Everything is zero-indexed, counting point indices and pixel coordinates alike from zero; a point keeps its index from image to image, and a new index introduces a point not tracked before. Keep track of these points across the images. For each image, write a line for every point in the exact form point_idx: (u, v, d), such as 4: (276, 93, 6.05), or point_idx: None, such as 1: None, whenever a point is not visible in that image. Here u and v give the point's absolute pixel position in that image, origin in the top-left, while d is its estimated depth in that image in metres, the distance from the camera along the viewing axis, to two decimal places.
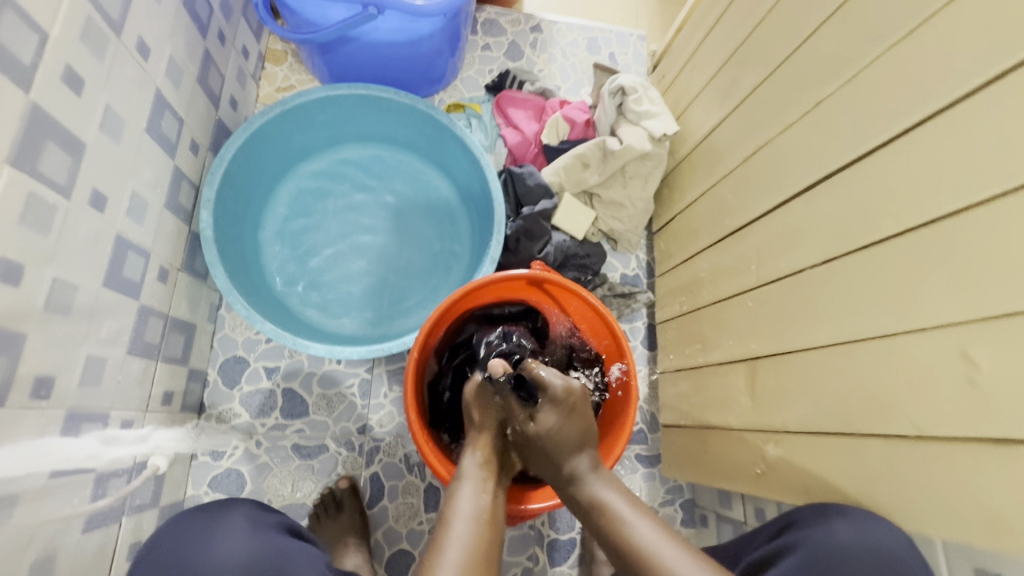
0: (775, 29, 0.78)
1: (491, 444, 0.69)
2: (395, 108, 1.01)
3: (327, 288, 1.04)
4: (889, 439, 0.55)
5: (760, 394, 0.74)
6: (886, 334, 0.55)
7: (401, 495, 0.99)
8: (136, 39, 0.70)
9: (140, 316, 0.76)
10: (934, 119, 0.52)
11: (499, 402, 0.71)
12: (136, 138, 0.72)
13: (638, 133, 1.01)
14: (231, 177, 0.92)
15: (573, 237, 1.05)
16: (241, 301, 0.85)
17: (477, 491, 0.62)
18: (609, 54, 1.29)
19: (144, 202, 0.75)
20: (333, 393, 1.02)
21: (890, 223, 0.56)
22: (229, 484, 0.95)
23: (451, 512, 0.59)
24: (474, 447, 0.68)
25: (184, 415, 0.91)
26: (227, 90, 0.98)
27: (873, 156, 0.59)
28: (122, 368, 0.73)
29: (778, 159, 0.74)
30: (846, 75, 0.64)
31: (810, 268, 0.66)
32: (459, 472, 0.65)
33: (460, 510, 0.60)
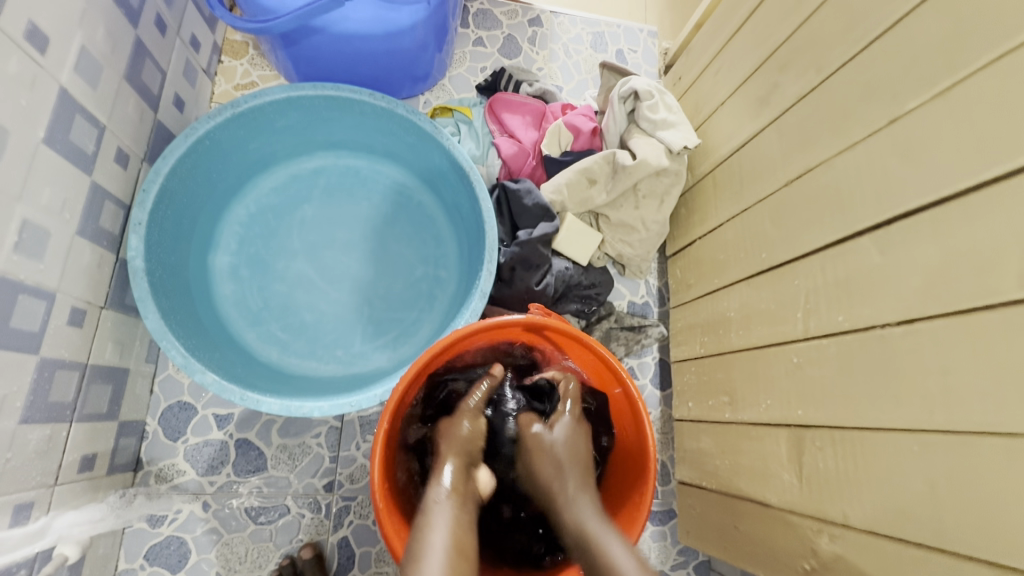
0: (828, 27, 0.64)
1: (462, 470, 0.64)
2: (371, 112, 0.86)
3: (290, 322, 0.90)
4: (1002, 570, 0.41)
5: (810, 472, 0.61)
6: (1001, 433, 0.42)
7: (374, 564, 0.85)
8: (25, 25, 0.55)
9: (41, 373, 0.61)
10: None
11: (474, 431, 0.68)
12: (28, 152, 0.57)
13: (653, 145, 0.87)
14: (170, 195, 0.77)
15: (577, 263, 0.91)
16: (177, 347, 0.71)
17: (453, 518, 0.58)
18: (617, 52, 1.15)
19: (44, 231, 0.60)
20: (296, 445, 0.87)
21: (1007, 285, 0.42)
22: (170, 556, 0.80)
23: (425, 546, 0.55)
24: (440, 475, 0.63)
25: (112, 478, 0.76)
26: (170, 88, 0.83)
27: (979, 194, 0.45)
28: (13, 442, 0.58)
29: (835, 186, 0.60)
30: (935, 86, 0.50)
31: (884, 328, 0.53)
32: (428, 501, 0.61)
33: (434, 542, 0.55)
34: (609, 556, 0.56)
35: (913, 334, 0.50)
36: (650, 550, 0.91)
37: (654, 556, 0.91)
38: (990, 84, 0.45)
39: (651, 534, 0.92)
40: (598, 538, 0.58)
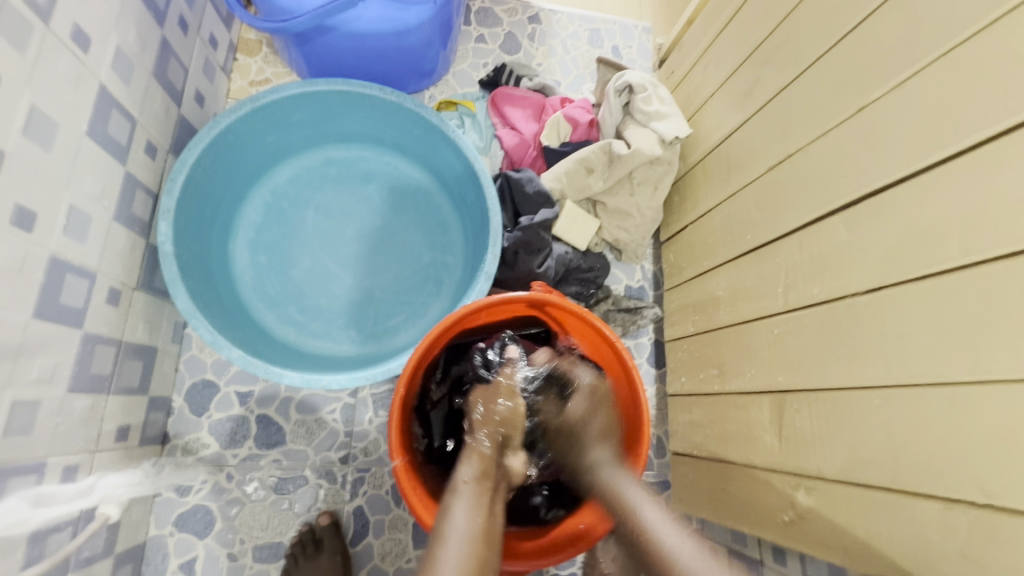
0: (806, 23, 0.69)
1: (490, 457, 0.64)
2: (380, 106, 0.91)
3: (306, 305, 0.95)
4: (950, 502, 0.47)
5: (790, 432, 0.66)
6: (950, 382, 0.47)
7: (387, 531, 0.90)
8: (71, 26, 0.60)
9: (84, 346, 0.66)
10: (1014, 133, 0.44)
11: (509, 413, 0.69)
12: (74, 142, 0.62)
13: (647, 135, 0.93)
14: (195, 184, 0.82)
15: (576, 248, 0.96)
16: (206, 325, 0.76)
17: (476, 503, 0.58)
18: (613, 48, 1.20)
19: (86, 216, 0.65)
20: (312, 420, 0.92)
21: (956, 252, 0.48)
22: (196, 523, 0.85)
23: (445, 528, 0.55)
24: (468, 458, 0.64)
25: (144, 449, 0.82)
26: (192, 84, 0.88)
27: (933, 173, 0.51)
28: (61, 408, 0.63)
29: (812, 170, 0.66)
30: (897, 77, 0.55)
31: (854, 297, 0.59)
32: (452, 488, 0.60)
33: (457, 526, 0.55)
34: (628, 502, 0.61)
35: (878, 300, 0.55)
36: None
37: None
38: (943, 74, 0.51)
39: None
40: (642, 511, 0.59)
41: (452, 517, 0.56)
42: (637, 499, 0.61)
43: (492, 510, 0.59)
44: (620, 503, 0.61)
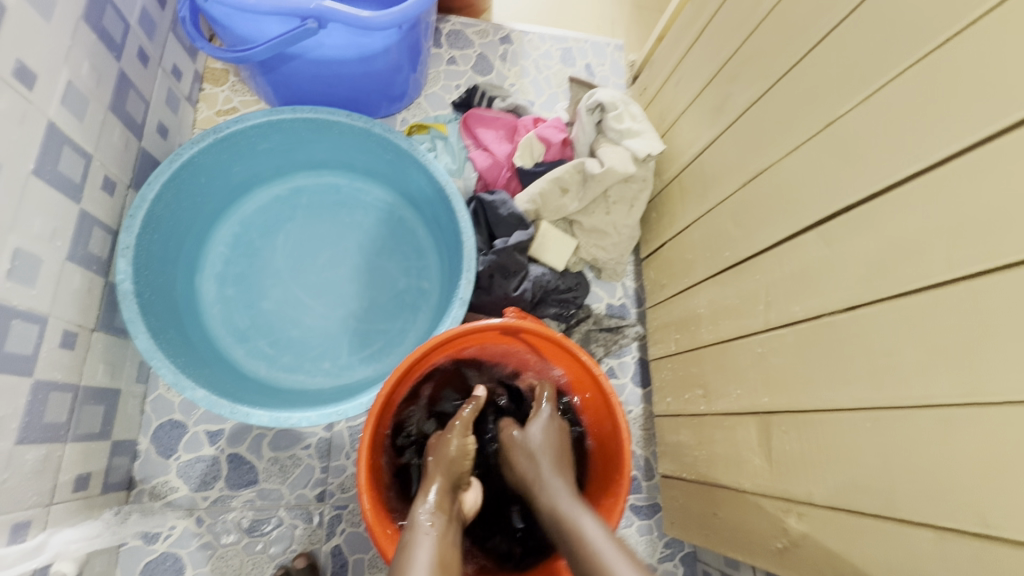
0: (769, 40, 0.69)
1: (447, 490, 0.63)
2: (349, 133, 0.90)
3: (278, 337, 0.92)
4: (940, 531, 0.45)
5: (777, 456, 0.64)
6: (932, 404, 0.46)
7: (367, 570, 0.87)
8: (13, 65, 0.58)
9: (34, 395, 0.63)
10: (978, 149, 0.43)
11: (463, 449, 0.67)
12: (18, 183, 0.59)
13: (619, 153, 0.92)
14: (156, 218, 0.79)
15: (554, 268, 0.95)
16: (167, 364, 0.73)
17: (439, 538, 0.56)
18: (586, 66, 1.20)
19: (35, 258, 0.63)
20: (287, 456, 0.89)
21: (930, 270, 0.47)
22: (165, 571, 0.81)
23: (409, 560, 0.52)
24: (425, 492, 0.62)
25: (106, 497, 0.78)
26: (154, 116, 0.86)
27: (904, 188, 0.50)
28: (9, 462, 0.60)
29: (784, 186, 0.65)
30: (860, 94, 0.55)
31: (833, 315, 0.57)
32: (412, 525, 0.57)
33: (421, 559, 0.52)
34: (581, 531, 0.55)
35: (858, 319, 0.54)
36: (636, 543, 0.94)
37: (641, 549, 0.94)
38: (908, 89, 0.50)
39: (637, 528, 0.95)
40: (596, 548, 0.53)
41: (414, 555, 0.53)
42: (594, 530, 0.55)
43: (454, 546, 0.56)
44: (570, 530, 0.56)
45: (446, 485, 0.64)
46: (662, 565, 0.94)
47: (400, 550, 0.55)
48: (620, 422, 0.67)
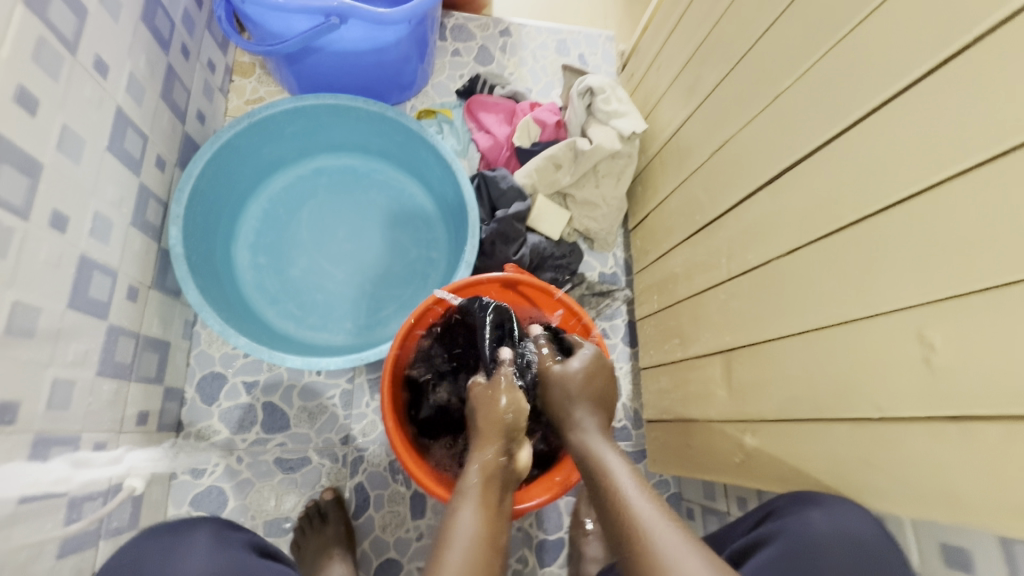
0: (731, 27, 0.79)
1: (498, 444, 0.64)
2: (366, 117, 1.01)
3: (305, 300, 1.04)
4: (854, 422, 0.56)
5: (736, 385, 0.75)
6: (846, 321, 0.56)
7: (387, 504, 0.98)
8: (93, 57, 0.69)
9: (109, 336, 0.75)
10: (892, 103, 0.53)
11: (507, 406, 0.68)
12: (97, 157, 0.71)
13: (607, 132, 1.02)
14: (200, 193, 0.91)
15: (549, 237, 1.05)
16: (214, 317, 0.85)
17: (484, 501, 0.58)
18: (578, 56, 1.31)
19: (108, 220, 0.74)
20: (314, 405, 1.00)
21: (847, 211, 0.57)
22: (211, 502, 0.93)
23: (451, 533, 0.54)
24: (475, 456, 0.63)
25: (160, 435, 0.90)
26: (194, 104, 0.98)
27: (829, 147, 0.60)
28: (92, 390, 0.71)
29: (742, 153, 0.75)
30: (797, 71, 0.66)
31: (777, 259, 0.67)
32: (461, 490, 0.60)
33: (461, 529, 0.54)
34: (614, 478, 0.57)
35: (795, 260, 0.64)
36: None
37: None
38: (833, 64, 0.60)
39: None
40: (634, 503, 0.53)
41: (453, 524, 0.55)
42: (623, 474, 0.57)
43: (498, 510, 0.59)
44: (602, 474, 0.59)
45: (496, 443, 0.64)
46: None
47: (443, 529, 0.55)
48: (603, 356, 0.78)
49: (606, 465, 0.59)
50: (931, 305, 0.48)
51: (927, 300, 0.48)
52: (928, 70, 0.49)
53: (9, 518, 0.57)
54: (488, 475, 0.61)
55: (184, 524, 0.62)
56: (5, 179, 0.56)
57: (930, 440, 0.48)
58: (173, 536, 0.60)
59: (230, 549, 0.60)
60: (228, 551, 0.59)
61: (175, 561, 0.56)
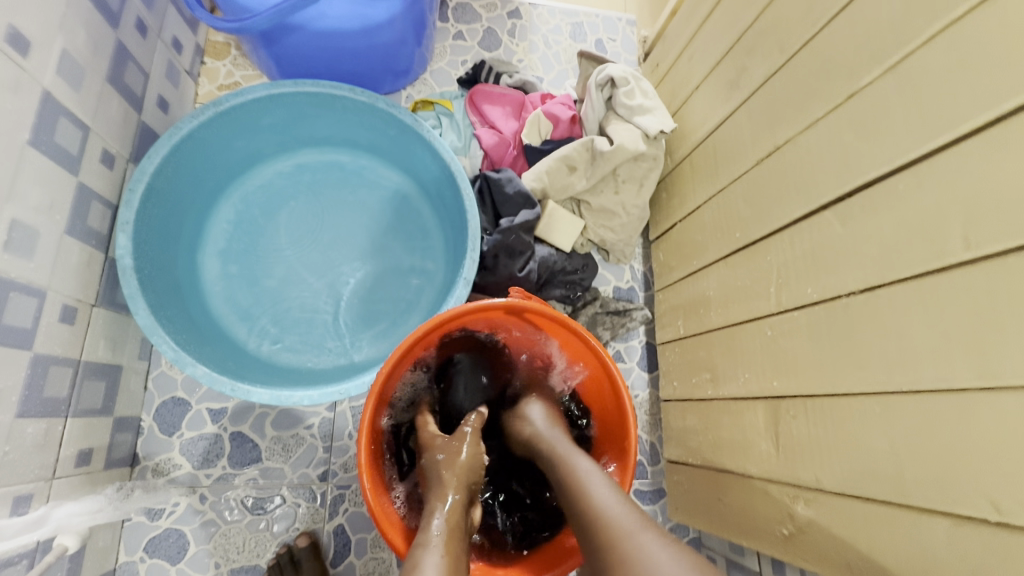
0: (789, 8, 0.66)
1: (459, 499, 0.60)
2: (352, 108, 0.87)
3: (280, 316, 0.91)
4: (958, 519, 0.43)
5: (786, 441, 0.62)
6: (953, 389, 0.44)
7: (370, 550, 0.87)
8: (5, 30, 0.56)
9: (34, 368, 0.62)
10: None
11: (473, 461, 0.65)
12: (14, 154, 0.58)
13: (630, 131, 0.89)
14: (156, 194, 0.78)
15: (560, 249, 0.93)
16: (168, 341, 0.72)
17: (448, 543, 0.53)
18: (596, 41, 1.17)
19: (32, 230, 0.61)
20: (290, 436, 0.88)
21: (955, 248, 0.44)
22: (169, 548, 0.82)
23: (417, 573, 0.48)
24: (433, 507, 0.58)
25: (110, 472, 0.78)
26: (154, 89, 0.85)
27: (930, 162, 0.47)
28: (10, 435, 0.59)
29: (801, 162, 0.62)
30: (884, 63, 0.52)
31: (849, 297, 0.54)
32: (422, 539, 0.53)
33: (430, 573, 0.49)
34: (592, 496, 0.54)
35: (874, 301, 0.51)
36: None
37: None
38: (936, 55, 0.47)
39: (642, 512, 0.94)
40: (589, 482, 0.56)
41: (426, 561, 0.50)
42: (592, 470, 0.57)
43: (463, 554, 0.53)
44: (565, 473, 0.59)
45: (461, 494, 0.60)
46: None
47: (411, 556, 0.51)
48: (624, 400, 0.65)
49: (578, 477, 0.57)
50: None
51: None
52: None
53: None
54: (453, 526, 0.56)
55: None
56: None
57: None
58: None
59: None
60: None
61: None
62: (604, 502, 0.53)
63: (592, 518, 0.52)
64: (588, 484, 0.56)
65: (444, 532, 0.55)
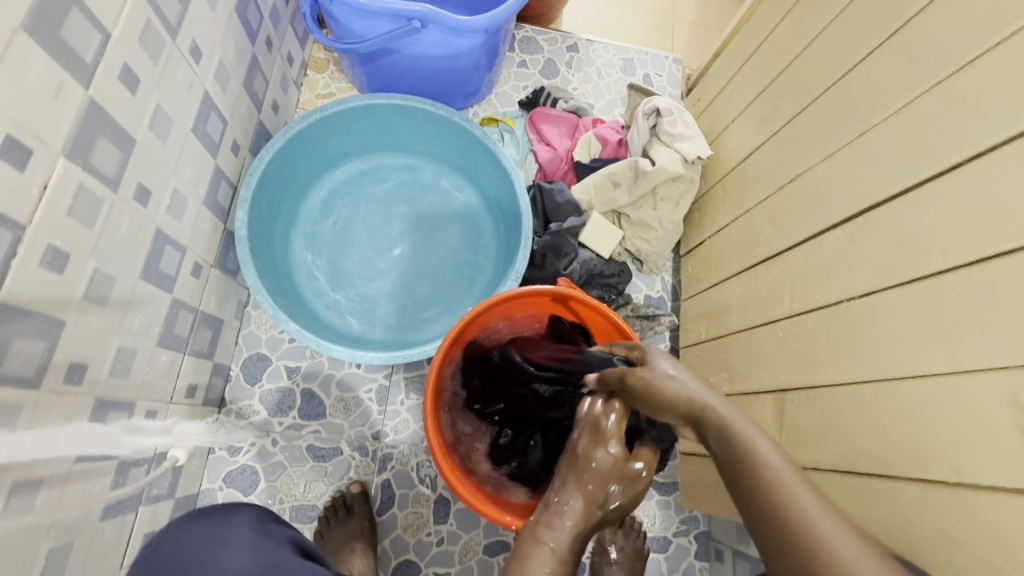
0: (818, 58, 0.77)
1: (593, 508, 0.51)
2: (431, 120, 1.02)
3: (352, 292, 1.05)
4: (926, 483, 0.52)
5: (789, 429, 0.72)
6: (928, 375, 0.53)
7: (410, 505, 0.98)
8: (189, 43, 0.72)
9: (171, 309, 0.77)
10: (997, 151, 0.49)
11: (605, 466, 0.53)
12: (181, 137, 0.74)
13: (670, 155, 1.01)
14: (268, 179, 0.93)
15: (600, 255, 1.04)
16: (269, 300, 0.86)
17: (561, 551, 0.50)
18: (644, 76, 1.30)
19: (184, 198, 0.77)
20: (350, 397, 1.01)
21: (935, 261, 0.54)
22: (243, 480, 0.95)
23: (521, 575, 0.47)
24: (571, 493, 0.52)
25: (205, 409, 0.92)
26: (270, 95, 1.01)
27: (920, 191, 0.57)
28: (150, 359, 0.73)
29: (819, 188, 0.73)
30: (891, 108, 0.63)
31: (849, 302, 0.64)
32: (538, 526, 0.52)
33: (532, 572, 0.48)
34: (805, 517, 0.42)
35: (870, 304, 0.61)
36: (652, 515, 1.03)
37: (656, 520, 1.03)
38: (930, 105, 0.58)
39: (656, 502, 1.04)
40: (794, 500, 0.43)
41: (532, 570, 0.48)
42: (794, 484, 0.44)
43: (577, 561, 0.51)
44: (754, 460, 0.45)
45: (593, 506, 0.51)
46: (676, 539, 1.03)
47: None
48: None
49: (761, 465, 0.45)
50: None
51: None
52: None
53: (65, 476, 0.59)
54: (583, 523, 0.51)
55: (226, 512, 0.57)
56: (102, 151, 0.59)
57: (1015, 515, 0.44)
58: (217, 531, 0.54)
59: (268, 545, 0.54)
60: (270, 548, 0.54)
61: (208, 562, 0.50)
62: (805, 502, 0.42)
63: (755, 469, 0.45)
64: (807, 522, 0.41)
65: (571, 536, 0.50)
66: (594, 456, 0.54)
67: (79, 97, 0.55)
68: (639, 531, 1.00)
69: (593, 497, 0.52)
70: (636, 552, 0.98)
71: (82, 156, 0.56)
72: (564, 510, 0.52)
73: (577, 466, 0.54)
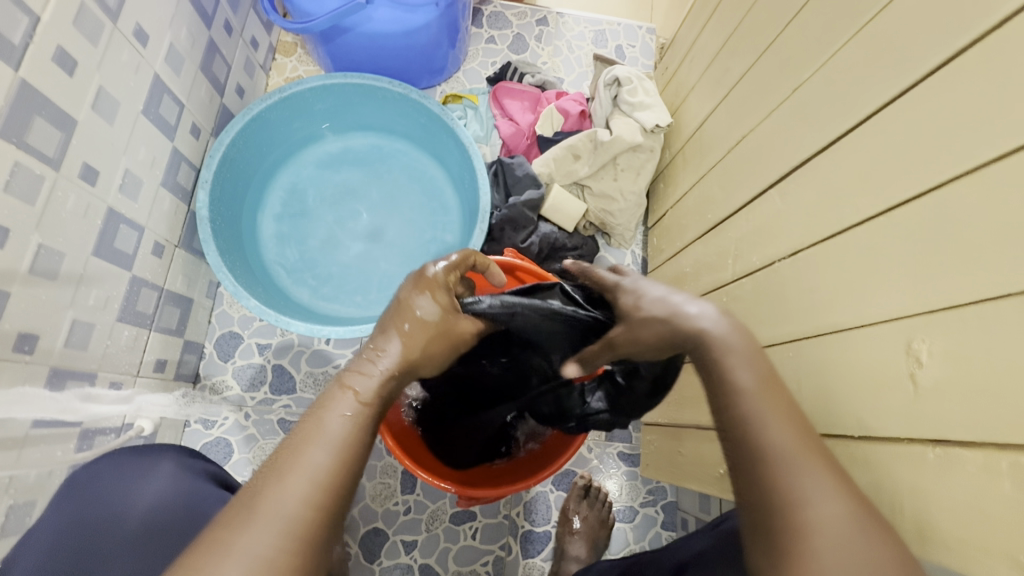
0: (762, 15, 0.75)
1: (409, 352, 0.48)
2: (391, 98, 1.03)
3: (322, 272, 1.08)
4: (837, 438, 0.52)
5: None
6: (840, 329, 0.52)
7: (378, 475, 1.01)
8: (133, 27, 0.74)
9: (132, 286, 0.81)
10: (908, 95, 0.48)
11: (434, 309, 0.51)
12: (132, 119, 0.77)
13: (629, 125, 1.00)
14: (230, 160, 0.96)
15: (562, 228, 1.03)
16: (230, 278, 0.89)
17: (365, 402, 0.43)
18: (616, 47, 1.28)
19: (139, 179, 0.80)
20: (320, 372, 1.04)
21: (851, 213, 0.53)
22: (218, 452, 0.99)
23: (311, 441, 0.40)
24: (384, 333, 0.48)
25: (177, 383, 0.96)
26: (234, 79, 1.04)
27: (841, 143, 0.56)
28: (111, 333, 0.77)
29: (760, 148, 0.71)
30: (821, 60, 0.61)
31: (780, 262, 0.64)
32: (345, 378, 0.45)
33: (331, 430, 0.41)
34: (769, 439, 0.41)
35: (796, 263, 0.60)
36: (618, 485, 1.04)
37: (622, 491, 1.04)
38: (852, 54, 0.56)
39: (623, 472, 1.06)
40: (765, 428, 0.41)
41: (324, 428, 0.41)
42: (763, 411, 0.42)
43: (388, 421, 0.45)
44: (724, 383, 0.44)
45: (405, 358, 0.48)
46: (643, 509, 1.04)
47: (286, 449, 0.40)
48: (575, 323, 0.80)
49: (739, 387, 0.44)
50: (924, 317, 0.43)
51: (919, 311, 0.44)
52: (946, 58, 0.44)
53: (21, 439, 0.63)
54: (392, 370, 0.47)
55: (150, 450, 0.66)
56: (40, 131, 0.62)
57: (908, 463, 0.44)
58: (141, 461, 0.63)
59: (189, 476, 0.63)
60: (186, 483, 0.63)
61: (136, 488, 0.60)
62: (767, 424, 0.41)
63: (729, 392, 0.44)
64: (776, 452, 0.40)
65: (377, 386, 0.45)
66: (415, 302, 0.50)
67: (11, 79, 0.57)
68: (604, 501, 1.00)
69: (411, 343, 0.48)
70: (600, 521, 0.98)
71: (18, 135, 0.59)
72: (374, 357, 0.47)
73: (394, 310, 0.50)
